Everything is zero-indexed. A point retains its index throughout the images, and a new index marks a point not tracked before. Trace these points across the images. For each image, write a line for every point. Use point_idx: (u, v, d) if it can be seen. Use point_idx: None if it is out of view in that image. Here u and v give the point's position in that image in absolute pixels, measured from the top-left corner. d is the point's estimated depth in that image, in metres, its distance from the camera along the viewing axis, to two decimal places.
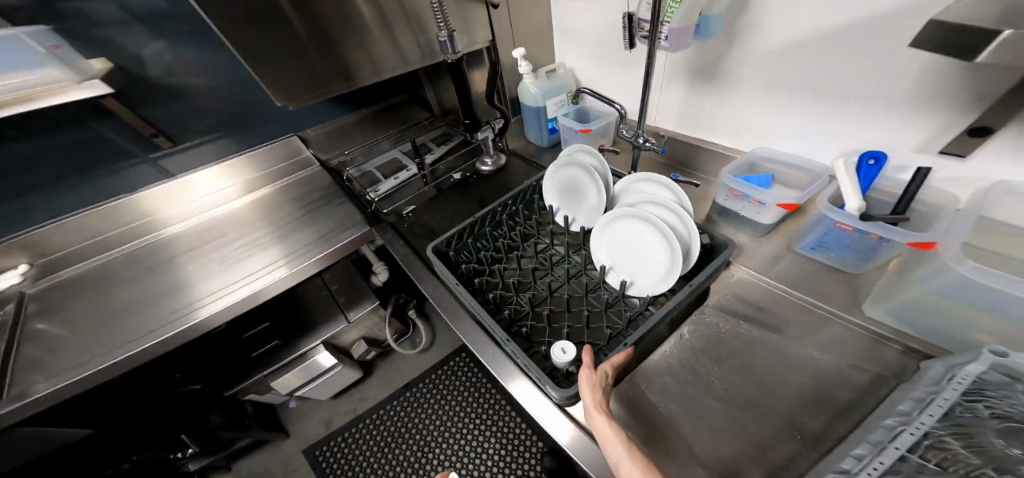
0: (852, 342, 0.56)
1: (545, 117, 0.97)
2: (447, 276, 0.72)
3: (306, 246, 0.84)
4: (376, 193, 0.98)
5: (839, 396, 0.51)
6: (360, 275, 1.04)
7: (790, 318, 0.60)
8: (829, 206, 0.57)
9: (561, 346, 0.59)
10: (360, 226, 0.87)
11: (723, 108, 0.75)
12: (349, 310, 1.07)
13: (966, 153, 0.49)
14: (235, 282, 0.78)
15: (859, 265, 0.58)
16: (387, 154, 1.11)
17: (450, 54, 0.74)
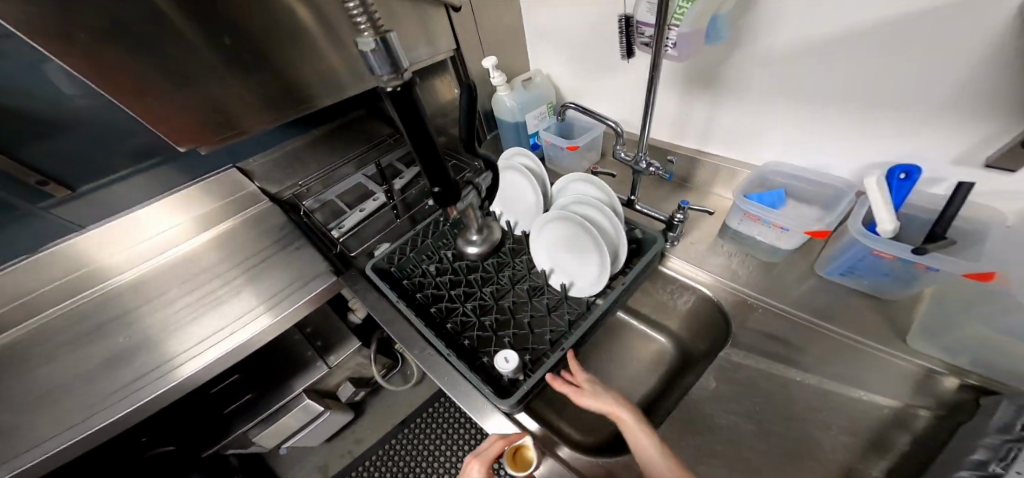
0: (897, 371, 0.47)
1: (526, 132, 0.86)
2: (387, 291, 0.67)
3: (285, 287, 0.70)
4: (338, 232, 0.77)
5: (897, 441, 0.44)
6: (337, 315, 0.87)
7: (823, 349, 0.52)
8: (861, 228, 0.51)
9: (504, 353, 0.55)
10: (324, 277, 0.72)
11: (725, 117, 0.68)
12: (327, 355, 0.88)
13: (1017, 167, 0.45)
14: (208, 337, 0.62)
15: (894, 289, 0.52)
16: (351, 178, 0.87)
17: (388, 81, 0.37)
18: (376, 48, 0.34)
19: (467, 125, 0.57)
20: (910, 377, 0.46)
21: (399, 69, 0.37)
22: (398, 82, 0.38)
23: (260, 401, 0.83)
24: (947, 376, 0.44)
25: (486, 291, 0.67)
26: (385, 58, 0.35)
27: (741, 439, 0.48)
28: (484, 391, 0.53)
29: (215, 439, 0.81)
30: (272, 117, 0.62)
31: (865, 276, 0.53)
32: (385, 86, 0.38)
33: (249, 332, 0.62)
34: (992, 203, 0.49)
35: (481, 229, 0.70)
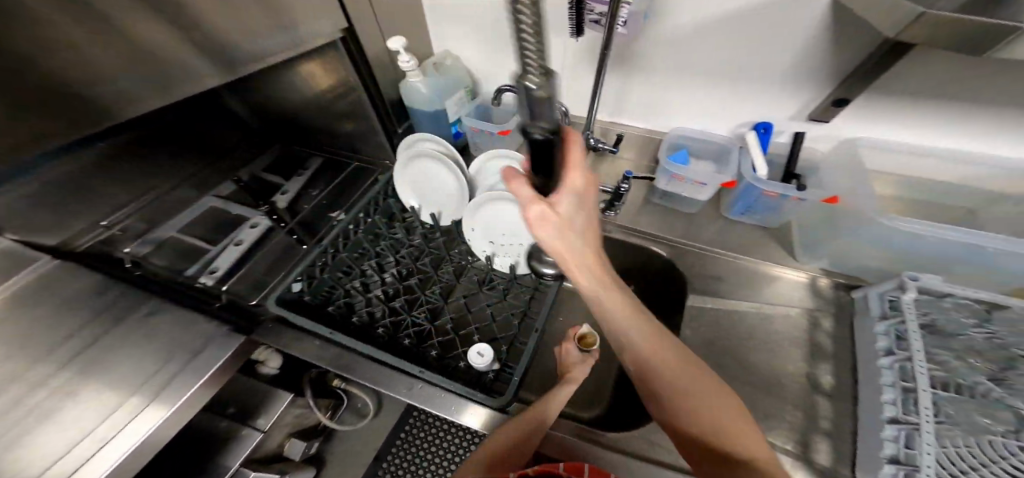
0: (796, 282, 0.63)
1: (446, 120, 0.78)
2: (317, 328, 0.63)
3: (166, 362, 0.46)
4: (209, 283, 0.68)
5: (824, 344, 0.56)
6: (244, 375, 0.65)
7: (744, 277, 0.65)
8: (752, 174, 0.65)
9: (476, 350, 0.61)
10: (225, 343, 0.53)
11: (636, 89, 0.75)
12: (253, 419, 0.63)
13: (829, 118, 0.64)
14: (59, 459, 0.37)
15: (774, 219, 0.69)
16: (196, 205, 0.79)
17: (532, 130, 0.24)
18: (547, 98, 0.21)
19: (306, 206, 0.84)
20: (805, 286, 0.63)
21: (553, 105, 0.22)
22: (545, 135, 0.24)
23: None
24: (822, 278, 0.63)
25: (432, 293, 0.70)
26: (538, 104, 0.22)
27: (732, 378, 0.54)
28: (463, 394, 0.58)
29: None
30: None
31: (758, 213, 0.70)
32: (530, 130, 0.24)
33: (146, 432, 0.41)
34: (815, 145, 0.70)
35: (335, 293, 0.70)
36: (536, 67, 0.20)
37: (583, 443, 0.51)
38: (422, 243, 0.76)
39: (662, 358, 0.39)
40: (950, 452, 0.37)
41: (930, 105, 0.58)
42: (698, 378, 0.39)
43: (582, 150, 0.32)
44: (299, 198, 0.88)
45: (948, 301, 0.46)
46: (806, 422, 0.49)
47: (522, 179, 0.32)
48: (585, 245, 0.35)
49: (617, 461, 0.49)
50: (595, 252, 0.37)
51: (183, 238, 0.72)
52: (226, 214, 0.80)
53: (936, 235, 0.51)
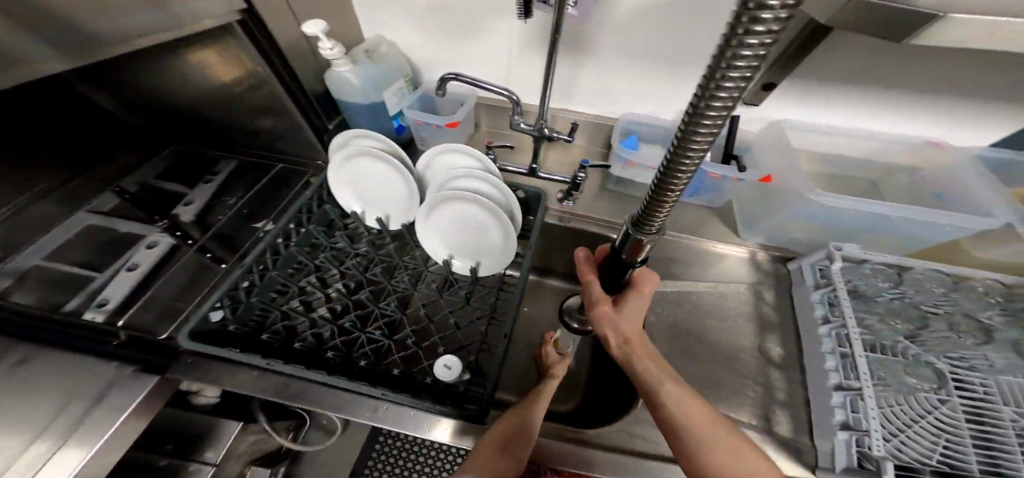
0: (741, 258, 0.68)
1: (386, 112, 0.70)
2: (248, 359, 0.54)
3: (64, 409, 0.46)
4: (98, 318, 0.55)
5: (769, 314, 0.61)
6: (170, 405, 0.59)
7: (696, 256, 0.69)
8: None
9: (443, 364, 0.58)
10: (137, 380, 0.50)
11: (587, 74, 0.73)
12: (200, 453, 0.66)
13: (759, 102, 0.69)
14: None
15: (717, 199, 0.73)
16: (65, 223, 0.63)
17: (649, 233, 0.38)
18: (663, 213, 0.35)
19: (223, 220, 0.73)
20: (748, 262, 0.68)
21: (660, 221, 0.36)
22: (647, 236, 0.38)
23: None
24: (761, 252, 0.68)
25: (386, 305, 0.63)
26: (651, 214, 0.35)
27: (695, 358, 0.57)
28: (433, 411, 0.53)
29: None
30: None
31: (705, 194, 0.73)
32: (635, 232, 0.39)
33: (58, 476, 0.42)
34: (748, 128, 0.75)
35: (272, 319, 0.60)
36: (666, 202, 0.33)
37: (567, 445, 0.52)
38: (369, 252, 0.68)
39: (667, 393, 0.43)
40: (887, 411, 0.43)
41: (842, 89, 0.65)
42: (700, 418, 0.42)
43: (645, 273, 0.50)
44: (211, 210, 0.74)
45: (868, 267, 0.55)
46: (765, 396, 0.52)
47: (593, 276, 0.50)
48: (628, 327, 0.47)
49: (607, 459, 0.50)
50: (639, 333, 0.47)
51: (53, 267, 0.59)
52: (111, 232, 0.65)
53: (854, 208, 0.58)
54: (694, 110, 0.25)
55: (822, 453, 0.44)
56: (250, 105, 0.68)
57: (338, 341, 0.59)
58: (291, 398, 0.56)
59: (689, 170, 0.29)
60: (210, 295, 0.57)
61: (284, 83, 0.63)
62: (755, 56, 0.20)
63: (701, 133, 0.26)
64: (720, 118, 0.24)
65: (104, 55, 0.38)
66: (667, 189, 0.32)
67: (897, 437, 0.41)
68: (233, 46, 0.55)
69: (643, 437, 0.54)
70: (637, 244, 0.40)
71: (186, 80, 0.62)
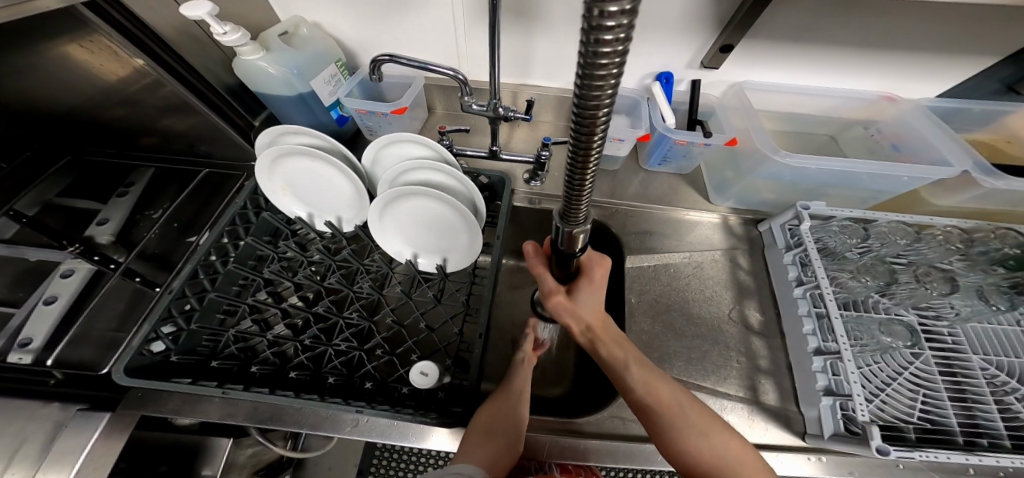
0: (716, 225, 0.67)
1: (319, 102, 0.62)
2: (201, 389, 0.47)
3: (18, 453, 0.45)
4: (24, 359, 0.49)
5: (745, 278, 0.61)
6: (156, 429, 0.53)
7: (669, 225, 0.67)
8: (664, 126, 0.64)
9: (417, 371, 0.51)
10: (88, 419, 0.47)
11: (540, 45, 0.67)
12: (198, 471, 0.60)
13: (718, 66, 0.66)
14: None
15: (686, 165, 0.71)
16: None
17: (576, 224, 0.34)
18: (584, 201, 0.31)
19: (151, 238, 0.64)
20: (722, 228, 0.67)
21: (584, 210, 0.32)
22: (575, 229, 0.34)
23: None
24: (733, 216, 0.68)
25: (350, 314, 0.57)
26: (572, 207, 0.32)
27: (678, 333, 0.56)
28: (416, 420, 0.48)
29: None
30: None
31: (673, 162, 0.71)
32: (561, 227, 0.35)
33: None
34: (709, 91, 0.73)
35: (225, 345, 0.54)
36: (582, 194, 0.29)
37: (562, 436, 0.50)
38: (320, 260, 0.61)
39: (637, 385, 0.43)
40: (866, 371, 0.44)
41: (800, 45, 0.62)
42: (673, 401, 0.42)
43: (597, 256, 0.47)
44: (137, 227, 0.65)
45: (835, 223, 0.56)
46: (749, 367, 0.52)
47: (544, 268, 0.47)
48: (589, 315, 0.45)
49: (603, 445, 0.49)
50: (600, 317, 0.45)
51: None
52: (25, 263, 0.57)
53: (819, 167, 0.57)
54: (580, 89, 0.21)
55: (809, 419, 0.46)
56: (152, 103, 0.59)
57: (304, 359, 0.53)
58: (266, 421, 0.52)
59: (595, 154, 0.25)
60: (143, 325, 0.49)
61: (171, 69, 0.53)
62: (622, 24, 0.17)
63: (594, 112, 0.22)
64: (608, 90, 0.20)
65: None
66: (581, 178, 0.28)
67: (880, 398, 0.42)
68: (102, 35, 0.45)
69: (634, 420, 0.51)
70: (570, 238, 0.36)
71: (66, 75, 0.53)
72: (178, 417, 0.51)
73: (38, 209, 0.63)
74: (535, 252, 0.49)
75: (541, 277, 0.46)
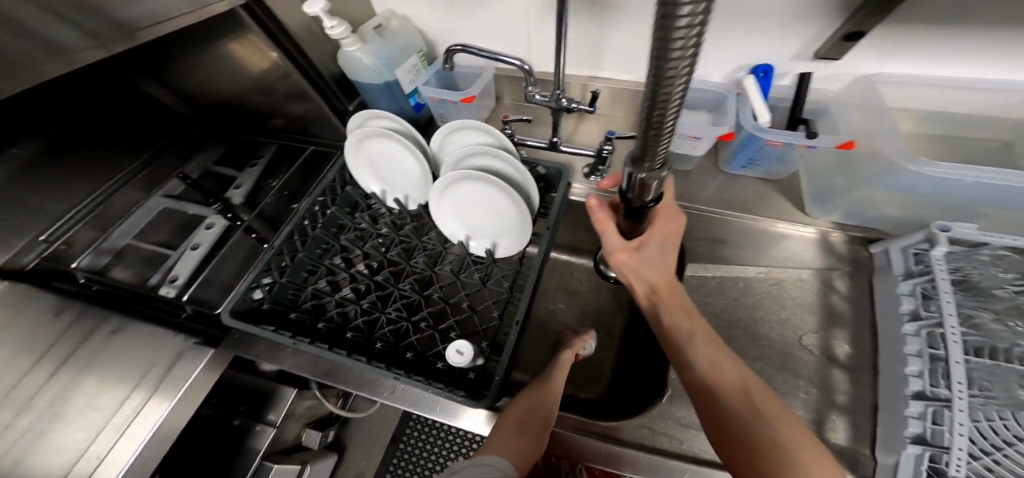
0: (809, 242, 0.58)
1: (401, 91, 0.69)
2: (278, 337, 0.55)
3: (145, 375, 0.55)
4: (170, 292, 0.62)
5: (837, 304, 0.52)
6: (241, 371, 0.66)
7: (747, 237, 0.60)
8: (754, 125, 0.57)
9: (454, 349, 0.53)
10: (199, 354, 0.59)
11: (615, 38, 0.65)
12: (265, 415, 0.70)
13: (839, 56, 0.55)
14: (90, 445, 0.49)
15: (780, 169, 0.62)
16: (146, 206, 0.72)
17: (652, 169, 0.29)
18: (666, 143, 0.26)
19: (268, 202, 0.78)
20: (816, 244, 0.58)
21: (664, 152, 0.28)
22: (650, 174, 0.30)
23: None
24: (834, 233, 0.57)
25: (405, 286, 0.62)
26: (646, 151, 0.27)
27: (740, 354, 0.51)
28: (446, 395, 0.50)
29: None
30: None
31: (761, 165, 0.62)
32: (634, 174, 0.30)
33: (151, 424, 0.51)
34: (822, 85, 0.62)
35: (305, 297, 0.63)
36: (659, 146, 0.26)
37: (595, 440, 0.47)
38: (387, 233, 0.67)
39: (697, 354, 0.41)
40: (980, 426, 0.35)
41: (974, 28, 0.48)
42: (736, 380, 0.39)
43: (673, 214, 0.45)
44: (257, 192, 0.79)
45: (986, 253, 0.43)
46: (821, 401, 0.46)
47: (609, 223, 0.45)
48: (653, 276, 0.46)
49: (627, 454, 0.45)
50: (666, 280, 0.46)
51: (142, 246, 0.68)
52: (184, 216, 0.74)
53: (971, 180, 0.45)
54: (660, 25, 0.17)
55: (883, 467, 0.39)
56: (275, 89, 0.71)
57: (360, 321, 0.59)
58: (324, 374, 0.61)
59: (671, 114, 0.22)
60: (248, 275, 0.60)
61: (295, 61, 0.64)
62: None
63: (669, 82, 0.20)
64: (698, 26, 0.16)
65: (142, 40, 0.42)
66: (662, 118, 0.23)
67: (989, 457, 0.34)
68: (251, 35, 0.57)
69: (666, 435, 0.47)
70: (643, 186, 0.31)
71: (226, 67, 0.67)
72: (261, 359, 0.62)
73: (184, 175, 0.78)
74: (599, 207, 0.45)
75: (605, 234, 0.45)
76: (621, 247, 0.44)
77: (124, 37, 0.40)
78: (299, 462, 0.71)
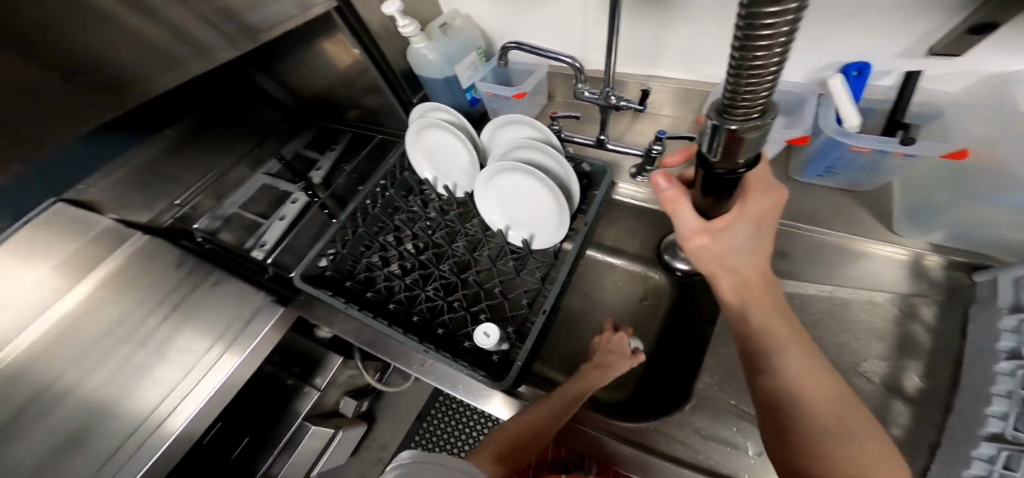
0: (893, 264, 0.51)
1: (459, 86, 0.73)
2: (335, 301, 0.63)
3: (228, 326, 0.63)
4: (259, 255, 0.73)
5: (919, 337, 0.46)
6: (302, 335, 0.77)
7: (814, 254, 0.54)
8: (835, 128, 0.50)
9: (482, 331, 0.55)
10: (268, 313, 0.67)
11: (675, 35, 0.62)
12: (313, 378, 0.82)
13: (963, 52, 0.45)
14: (177, 385, 0.57)
15: (865, 180, 0.54)
16: (250, 182, 0.84)
17: (748, 119, 0.21)
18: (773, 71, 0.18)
19: (342, 184, 0.87)
20: (903, 267, 0.51)
21: (768, 93, 0.20)
22: (744, 128, 0.21)
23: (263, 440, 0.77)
24: (931, 255, 0.49)
25: (445, 268, 0.67)
26: (745, 87, 0.19)
27: None
28: (470, 372, 0.53)
29: None
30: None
31: (841, 174, 0.55)
32: (720, 126, 0.22)
33: (229, 371, 0.60)
34: (937, 86, 0.50)
35: (361, 267, 0.71)
36: (757, 88, 0.19)
37: (620, 444, 0.46)
38: (435, 217, 0.73)
39: (789, 364, 0.36)
40: None
41: None
42: (829, 396, 0.35)
43: (766, 185, 0.36)
44: (333, 173, 0.90)
45: None
46: None
47: (685, 201, 0.36)
48: (738, 264, 0.39)
49: (636, 456, 0.45)
50: (752, 268, 0.39)
51: (244, 215, 0.80)
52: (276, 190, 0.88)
53: None
54: None
55: None
56: (352, 82, 0.81)
57: (403, 295, 0.65)
58: (366, 342, 0.68)
59: (775, 45, 0.16)
60: (318, 244, 0.69)
61: (372, 58, 0.72)
62: None
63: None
64: None
65: (260, 41, 0.51)
66: (774, 21, 0.16)
67: None
68: (340, 35, 0.66)
69: (682, 443, 0.45)
70: (732, 145, 0.23)
71: (318, 63, 0.78)
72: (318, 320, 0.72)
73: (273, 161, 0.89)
74: (669, 185, 0.35)
75: (680, 217, 0.36)
76: (702, 230, 0.36)
77: (249, 39, 0.49)
78: (333, 427, 0.82)
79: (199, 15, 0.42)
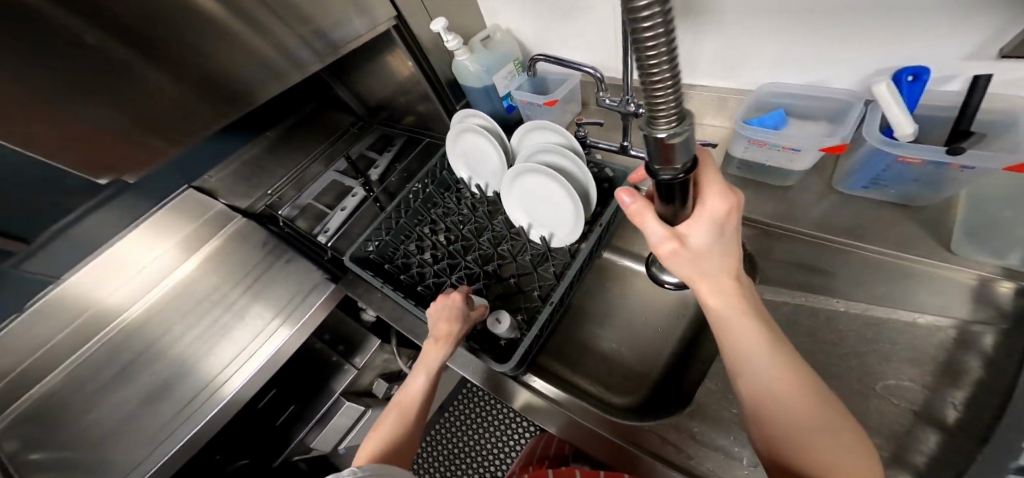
0: (951, 287, 0.46)
1: (497, 94, 0.80)
2: (373, 279, 0.72)
3: (289, 300, 0.77)
4: (324, 239, 0.81)
5: (968, 366, 0.43)
6: (349, 316, 0.89)
7: (850, 272, 0.51)
8: (880, 138, 0.46)
9: (494, 317, 0.59)
10: (323, 287, 0.80)
11: (708, 43, 0.62)
12: (353, 356, 0.95)
13: None
14: (244, 348, 0.72)
15: (921, 194, 0.49)
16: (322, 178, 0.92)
17: (668, 128, 0.22)
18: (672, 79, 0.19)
19: (396, 183, 0.93)
20: (964, 291, 0.45)
21: (680, 102, 0.21)
22: (667, 136, 0.22)
23: (306, 408, 0.92)
24: (1002, 281, 0.43)
25: (470, 259, 0.73)
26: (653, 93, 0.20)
27: None
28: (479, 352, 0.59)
29: (279, 448, 0.91)
30: (161, 148, 0.47)
31: (891, 186, 0.50)
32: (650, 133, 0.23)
33: (280, 343, 0.74)
34: (1014, 91, 0.45)
35: (399, 253, 0.79)
36: (665, 94, 0.20)
37: (618, 440, 0.50)
38: (466, 213, 0.79)
39: (776, 373, 0.32)
40: None
41: None
42: (809, 400, 0.31)
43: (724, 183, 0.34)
44: (389, 171, 0.96)
45: None
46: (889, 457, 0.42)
47: (648, 212, 0.34)
48: (720, 271, 0.35)
49: (639, 458, 0.48)
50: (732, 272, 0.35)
51: (315, 206, 0.88)
52: None
53: None
54: None
55: None
56: (406, 91, 0.92)
57: (431, 280, 0.72)
58: (393, 318, 0.76)
59: (661, 54, 0.18)
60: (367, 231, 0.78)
61: (424, 71, 0.82)
62: None
63: (645, 9, 0.17)
64: None
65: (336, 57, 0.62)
66: (650, 33, 0.17)
67: None
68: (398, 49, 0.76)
69: (677, 447, 0.47)
70: (664, 151, 0.23)
71: (381, 74, 0.90)
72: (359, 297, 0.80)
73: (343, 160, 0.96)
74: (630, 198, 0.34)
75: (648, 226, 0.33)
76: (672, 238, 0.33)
77: (329, 54, 0.60)
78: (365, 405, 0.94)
79: (298, 37, 0.55)
